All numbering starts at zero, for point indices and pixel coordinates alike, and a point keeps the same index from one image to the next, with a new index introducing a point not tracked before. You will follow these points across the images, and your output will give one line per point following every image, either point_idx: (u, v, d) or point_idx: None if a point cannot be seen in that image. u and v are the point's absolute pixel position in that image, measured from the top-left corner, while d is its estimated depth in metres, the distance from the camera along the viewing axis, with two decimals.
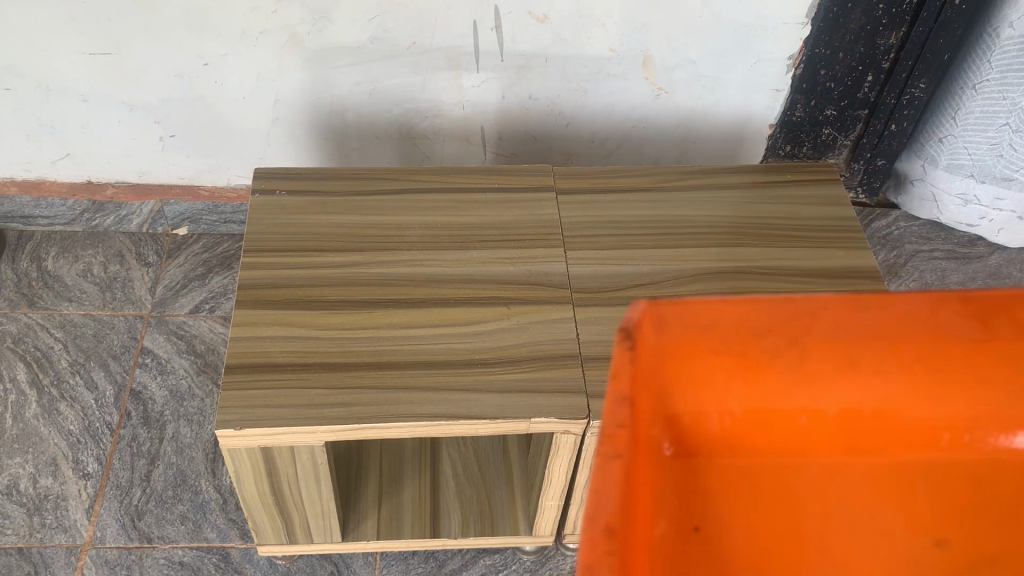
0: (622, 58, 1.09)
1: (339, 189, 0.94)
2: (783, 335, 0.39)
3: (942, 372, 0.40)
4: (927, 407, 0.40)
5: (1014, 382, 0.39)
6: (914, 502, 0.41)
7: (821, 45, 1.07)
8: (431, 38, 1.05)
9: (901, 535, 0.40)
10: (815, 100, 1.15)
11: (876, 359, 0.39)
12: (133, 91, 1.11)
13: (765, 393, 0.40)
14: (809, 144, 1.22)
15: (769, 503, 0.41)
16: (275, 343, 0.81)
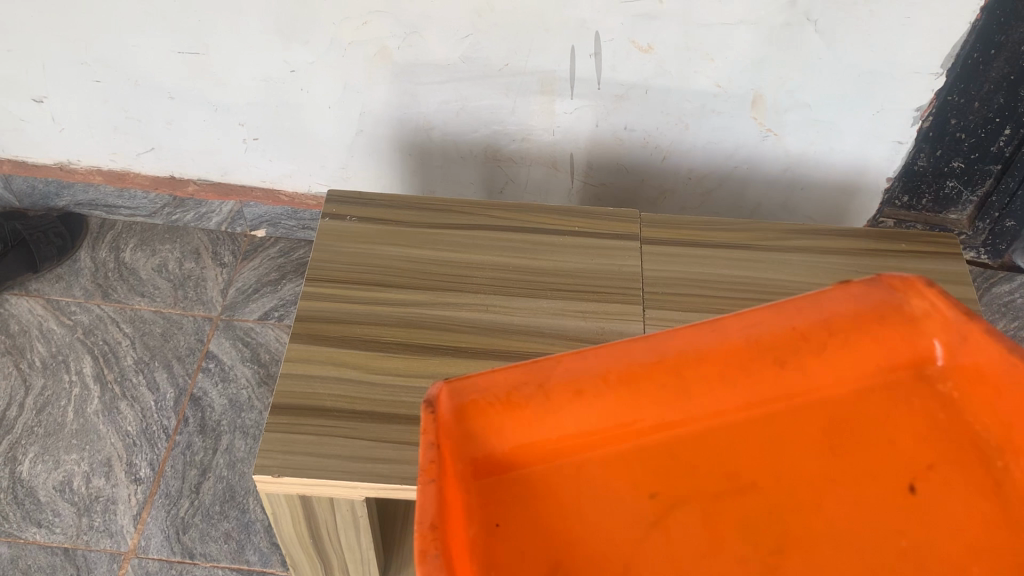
0: (730, 95, 1.00)
1: (411, 220, 0.89)
2: (532, 375, 0.47)
3: (652, 389, 0.47)
4: (656, 419, 0.47)
5: (721, 383, 0.47)
6: (672, 500, 0.45)
7: (955, 92, 0.95)
8: (525, 61, 0.99)
9: (657, 541, 0.43)
10: (940, 150, 1.02)
11: (601, 384, 0.47)
12: (219, 93, 1.09)
13: (529, 429, 0.46)
14: (929, 196, 1.08)
15: (544, 524, 0.44)
16: (326, 384, 0.76)
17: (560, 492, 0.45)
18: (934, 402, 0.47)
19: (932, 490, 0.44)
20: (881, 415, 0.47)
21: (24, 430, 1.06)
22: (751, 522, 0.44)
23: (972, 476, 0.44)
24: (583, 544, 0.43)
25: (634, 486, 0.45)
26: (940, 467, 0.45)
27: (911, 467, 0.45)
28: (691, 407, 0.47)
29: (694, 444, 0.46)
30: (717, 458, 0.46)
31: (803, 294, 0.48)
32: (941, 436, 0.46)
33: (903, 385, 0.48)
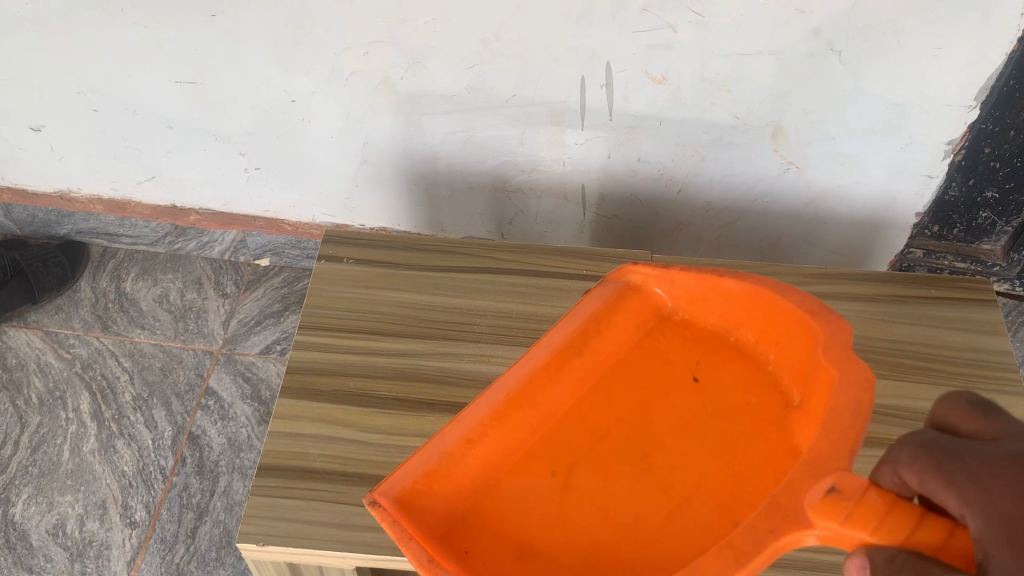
0: (748, 126, 0.95)
1: (410, 262, 0.85)
2: (434, 448, 0.63)
3: (508, 415, 0.65)
4: (523, 432, 0.64)
5: (548, 389, 0.67)
6: (566, 476, 0.62)
7: (989, 120, 0.86)
8: (533, 91, 0.95)
9: (580, 507, 0.60)
10: (973, 179, 0.92)
11: (475, 428, 0.64)
12: (219, 123, 1.05)
13: (450, 480, 0.61)
14: (960, 227, 0.98)
15: (501, 534, 0.59)
16: (317, 444, 0.72)
17: (493, 496, 0.61)
18: (680, 328, 0.70)
19: (710, 380, 0.66)
20: (660, 358, 0.69)
21: (19, 470, 1.04)
22: (624, 454, 0.63)
23: (728, 353, 0.67)
24: (532, 519, 0.60)
25: (534, 468, 0.63)
26: (709, 362, 0.67)
27: (691, 374, 0.67)
28: (535, 408, 0.66)
29: (554, 431, 0.65)
30: (572, 424, 0.65)
31: (568, 315, 0.71)
32: (698, 344, 0.69)
33: (661, 334, 0.70)
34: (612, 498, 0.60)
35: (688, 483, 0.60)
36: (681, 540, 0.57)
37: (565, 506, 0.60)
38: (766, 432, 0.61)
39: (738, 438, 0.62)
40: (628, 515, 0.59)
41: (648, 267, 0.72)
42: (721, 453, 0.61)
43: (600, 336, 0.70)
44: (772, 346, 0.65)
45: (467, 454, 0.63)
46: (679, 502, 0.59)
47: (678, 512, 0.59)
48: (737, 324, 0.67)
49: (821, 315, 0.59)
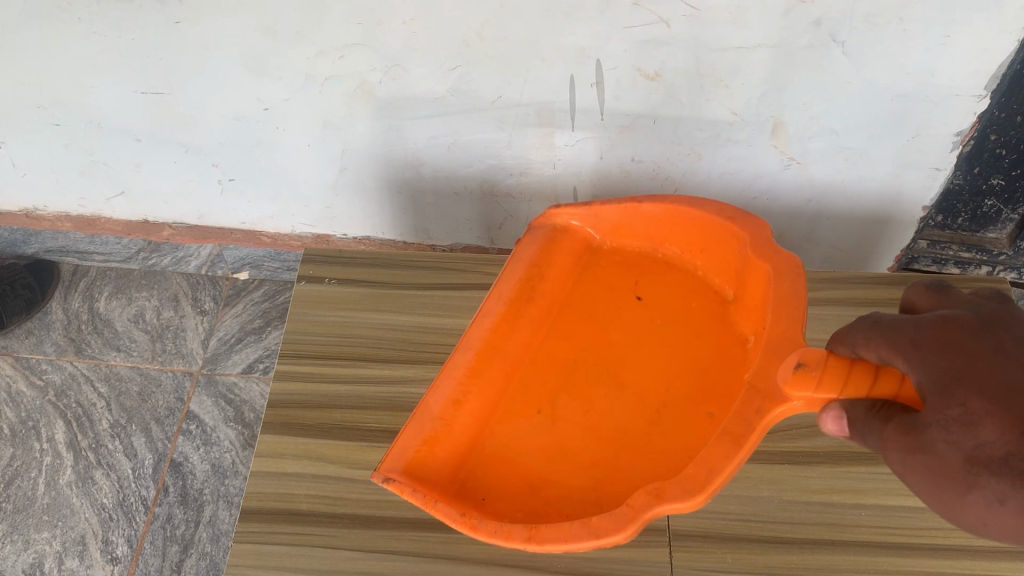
0: (747, 122, 0.89)
1: (394, 280, 0.80)
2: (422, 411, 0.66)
3: (486, 367, 0.68)
4: (499, 381, 0.68)
5: (513, 333, 0.70)
6: (549, 408, 0.67)
7: (997, 106, 0.82)
8: (520, 93, 0.89)
9: (571, 432, 0.65)
10: (979, 166, 0.89)
11: (457, 388, 0.67)
12: (188, 134, 0.99)
13: (450, 441, 0.65)
14: (965, 214, 0.96)
15: (511, 473, 0.64)
16: (303, 483, 0.68)
17: (492, 443, 0.66)
18: (613, 256, 0.75)
19: (653, 299, 0.72)
20: (607, 287, 0.74)
21: None
22: (596, 376, 0.68)
23: (664, 266, 0.73)
24: (532, 456, 0.65)
25: (519, 409, 0.67)
26: (647, 283, 0.73)
27: (635, 293, 0.72)
28: (507, 355, 0.69)
29: (527, 372, 0.69)
30: (542, 361, 0.70)
31: (510, 269, 0.73)
32: (638, 267, 0.74)
33: (601, 269, 0.75)
34: (596, 416, 0.66)
35: (660, 392, 0.66)
36: (663, 442, 0.62)
37: (556, 434, 0.65)
38: (717, 325, 0.68)
39: (694, 341, 0.68)
40: (617, 432, 0.65)
41: (570, 207, 0.75)
42: (676, 355, 0.67)
43: (548, 279, 0.73)
44: (700, 254, 0.72)
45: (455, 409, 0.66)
46: (657, 408, 0.65)
47: (658, 418, 0.64)
48: (665, 239, 0.73)
49: (739, 220, 0.67)
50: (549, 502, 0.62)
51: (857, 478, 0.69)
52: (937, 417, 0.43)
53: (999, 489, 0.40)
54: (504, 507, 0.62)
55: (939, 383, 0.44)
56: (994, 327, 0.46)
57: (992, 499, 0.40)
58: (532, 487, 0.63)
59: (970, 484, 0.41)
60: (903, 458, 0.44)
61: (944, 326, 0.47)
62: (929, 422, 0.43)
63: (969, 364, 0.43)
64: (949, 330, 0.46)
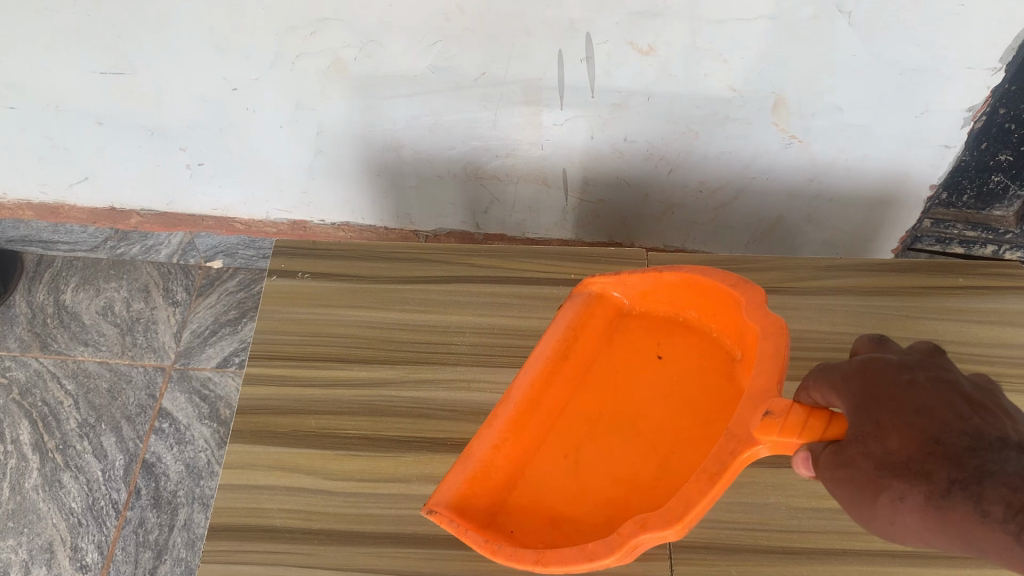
0: (746, 99, 0.84)
1: (373, 273, 0.75)
2: (463, 455, 0.62)
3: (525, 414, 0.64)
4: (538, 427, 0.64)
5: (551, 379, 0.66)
6: (580, 455, 0.62)
7: (1009, 78, 0.76)
8: (505, 69, 0.83)
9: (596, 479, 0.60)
10: (986, 142, 0.84)
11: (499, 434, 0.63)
12: (152, 117, 0.93)
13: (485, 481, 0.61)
14: (970, 192, 0.91)
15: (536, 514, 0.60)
16: (276, 497, 0.63)
17: (523, 483, 0.62)
18: (641, 318, 0.68)
19: (674, 355, 0.65)
20: (630, 345, 0.67)
21: None
22: (615, 426, 0.63)
23: (686, 331, 0.66)
24: (557, 495, 0.60)
25: (547, 452, 0.63)
26: (671, 341, 0.66)
27: (656, 352, 0.66)
28: (546, 401, 0.65)
29: (565, 418, 0.64)
30: (573, 409, 0.65)
31: (559, 318, 0.69)
32: (667, 324, 0.67)
33: (628, 327, 0.68)
34: (612, 462, 0.61)
35: (672, 441, 0.60)
36: (670, 491, 0.57)
37: (583, 478, 0.61)
38: (729, 387, 0.61)
39: (710, 399, 0.61)
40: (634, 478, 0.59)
41: (602, 275, 0.68)
42: (688, 410, 0.61)
43: (581, 341, 0.67)
44: (714, 318, 0.64)
45: (492, 450, 0.62)
46: (668, 454, 0.60)
47: (668, 462, 0.59)
48: (681, 303, 0.66)
49: (740, 286, 0.60)
50: (567, 537, 0.58)
51: None
52: (855, 435, 0.45)
53: (901, 488, 0.41)
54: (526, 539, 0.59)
55: (860, 402, 0.45)
56: (919, 361, 0.47)
57: (896, 499, 0.42)
58: (553, 523, 0.59)
59: (877, 487, 0.42)
60: (826, 471, 0.45)
61: (871, 358, 0.48)
62: (849, 437, 0.45)
63: (887, 384, 0.45)
64: (874, 360, 0.48)
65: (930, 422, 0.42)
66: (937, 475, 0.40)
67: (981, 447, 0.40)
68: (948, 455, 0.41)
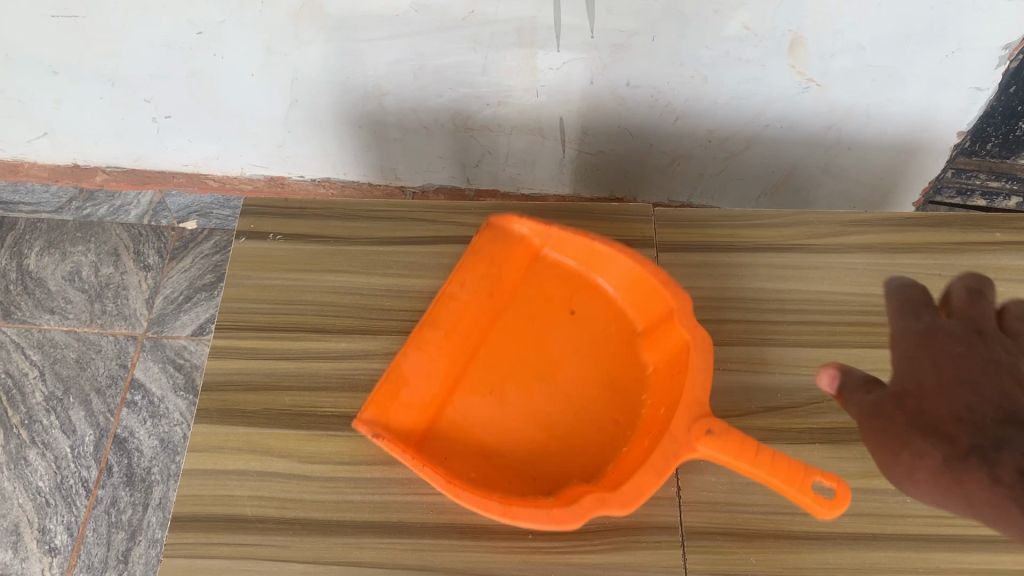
0: (760, 38, 0.77)
1: (352, 233, 0.68)
2: (389, 376, 0.57)
3: (449, 350, 0.59)
4: (459, 364, 0.59)
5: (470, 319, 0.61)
6: (503, 398, 0.59)
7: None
8: (495, 8, 0.75)
9: (518, 425, 0.58)
10: (1017, 85, 0.77)
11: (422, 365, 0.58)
12: (110, 66, 0.85)
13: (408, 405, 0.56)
14: (995, 139, 0.84)
15: (463, 447, 0.57)
16: (245, 483, 0.57)
17: (444, 415, 0.58)
18: (553, 266, 0.64)
19: (585, 309, 0.63)
20: (541, 291, 0.63)
21: None
22: (531, 375, 0.60)
23: (594, 286, 0.63)
24: (481, 429, 0.58)
25: (467, 388, 0.59)
26: (580, 293, 0.63)
27: (566, 304, 0.63)
28: (465, 340, 0.60)
29: (484, 359, 0.60)
30: (485, 353, 0.61)
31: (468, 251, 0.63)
32: (575, 277, 0.64)
33: (540, 274, 0.64)
34: (531, 411, 0.58)
35: (591, 401, 0.59)
36: (598, 456, 0.56)
37: (500, 420, 0.58)
38: (637, 359, 0.60)
39: (622, 370, 0.60)
40: (560, 432, 0.58)
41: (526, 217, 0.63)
42: (603, 376, 0.60)
43: (499, 287, 0.63)
44: (626, 288, 0.62)
45: (419, 377, 0.57)
46: (587, 414, 0.58)
47: (588, 423, 0.58)
48: (593, 262, 0.63)
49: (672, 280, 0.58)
50: (498, 473, 0.56)
51: None
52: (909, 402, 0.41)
53: (925, 449, 0.38)
54: (456, 467, 0.55)
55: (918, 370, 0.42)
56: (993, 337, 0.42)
57: (917, 457, 0.38)
58: (480, 455, 0.56)
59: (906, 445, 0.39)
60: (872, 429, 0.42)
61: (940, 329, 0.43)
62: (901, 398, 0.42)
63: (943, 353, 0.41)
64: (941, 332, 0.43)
65: (969, 390, 0.38)
66: (958, 439, 0.36)
67: (1012, 419, 0.36)
68: (976, 423, 0.36)
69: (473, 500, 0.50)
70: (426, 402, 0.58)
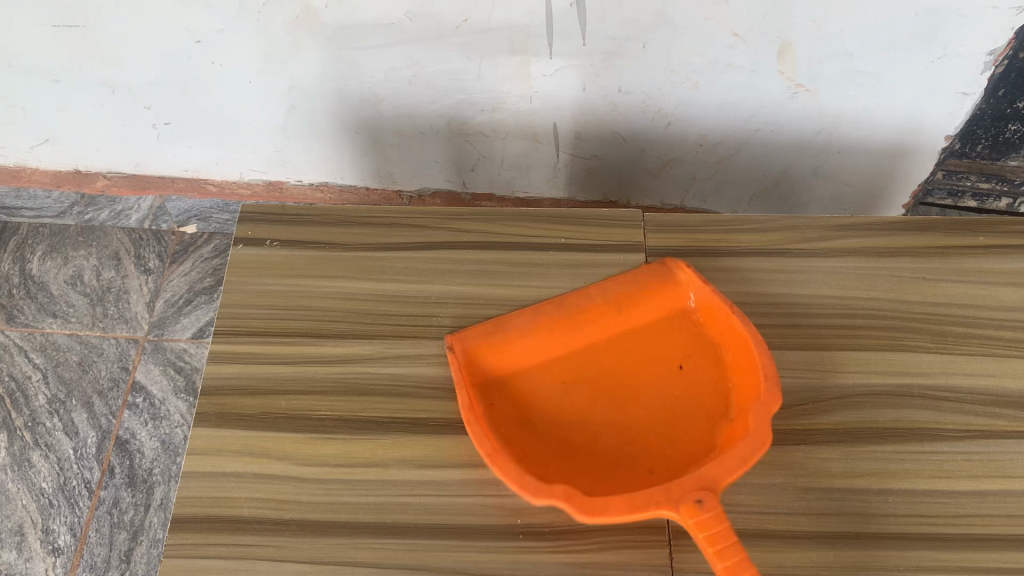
0: (749, 44, 0.78)
1: (347, 239, 0.70)
2: (493, 324, 0.64)
3: (561, 331, 0.64)
4: (564, 344, 0.64)
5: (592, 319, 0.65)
6: (574, 391, 0.62)
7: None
8: (489, 16, 0.76)
9: (571, 419, 0.61)
10: (1003, 88, 0.78)
11: (531, 333, 0.64)
12: (111, 73, 0.86)
13: (505, 358, 0.63)
14: (985, 142, 0.85)
15: (520, 417, 0.61)
16: (243, 485, 0.58)
17: (522, 385, 0.62)
18: (694, 325, 0.64)
19: (693, 374, 0.62)
20: (668, 338, 0.64)
21: None
22: (606, 386, 0.62)
23: (716, 363, 0.62)
24: (542, 408, 0.61)
25: (554, 372, 0.63)
26: (699, 361, 0.63)
27: (679, 359, 0.63)
28: (571, 331, 0.64)
29: (585, 353, 0.64)
30: (580, 352, 0.64)
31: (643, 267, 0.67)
32: (708, 345, 0.63)
33: (679, 326, 0.64)
34: (590, 419, 0.61)
35: (653, 437, 0.60)
36: (615, 475, 0.58)
37: (564, 410, 0.61)
38: (711, 436, 0.59)
39: (694, 437, 0.59)
40: (599, 443, 0.60)
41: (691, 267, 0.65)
42: (671, 424, 0.60)
43: (634, 304, 0.65)
44: (739, 375, 0.61)
45: (517, 335, 0.63)
46: (636, 441, 0.60)
47: (628, 450, 0.59)
48: (729, 340, 0.62)
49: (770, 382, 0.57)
50: (526, 447, 0.59)
51: (881, 459, 0.60)
52: None
53: None
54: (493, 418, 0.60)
55: None
56: None
57: None
58: (523, 423, 0.61)
59: None
60: None
61: None
62: None
63: None
64: None
65: None
66: None
67: None
68: None
69: (473, 433, 0.57)
70: (522, 364, 0.63)
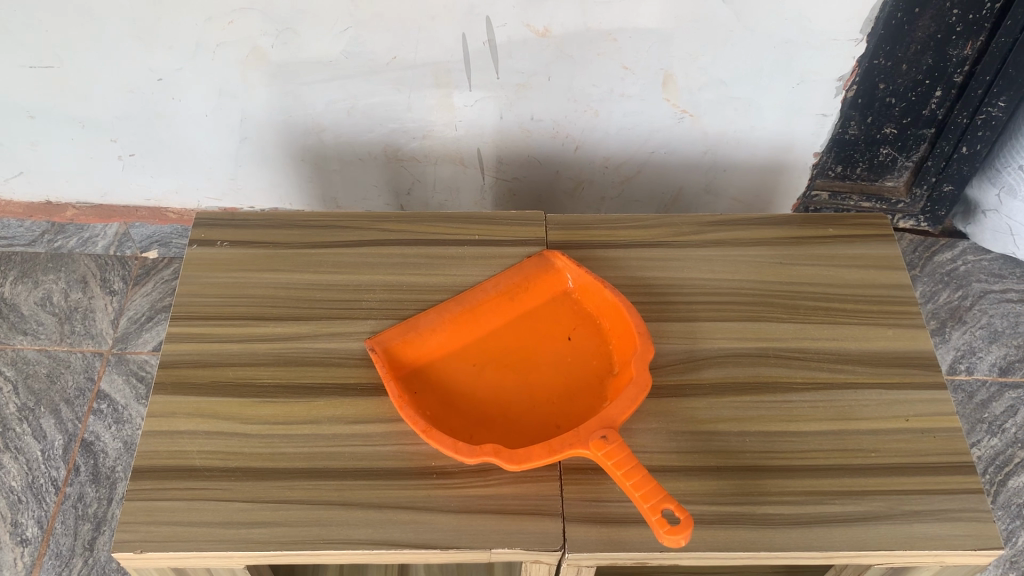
0: (637, 77, 0.91)
1: (289, 240, 0.81)
2: (404, 324, 0.74)
3: (465, 322, 0.74)
4: (468, 334, 0.74)
5: (490, 310, 0.75)
6: (483, 368, 0.72)
7: (881, 55, 0.90)
8: (414, 53, 0.89)
9: (484, 391, 0.71)
10: (871, 117, 0.97)
11: (438, 325, 0.74)
12: (81, 109, 0.97)
13: (418, 349, 0.73)
14: (862, 164, 1.04)
15: (438, 393, 0.70)
16: (194, 440, 0.68)
17: (435, 367, 0.72)
18: (575, 303, 0.76)
19: (581, 343, 0.74)
20: (555, 316, 0.75)
21: None
22: (511, 362, 0.72)
23: (596, 330, 0.74)
24: (457, 386, 0.71)
25: (462, 355, 0.73)
26: (583, 331, 0.74)
27: (566, 332, 0.74)
28: (474, 321, 0.75)
29: (486, 337, 0.74)
30: (483, 338, 0.74)
31: (528, 261, 0.78)
32: (588, 317, 0.75)
33: (564, 306, 0.76)
34: (500, 389, 0.71)
35: (553, 397, 0.70)
36: (529, 435, 0.68)
37: (476, 385, 0.71)
38: (602, 390, 0.70)
39: (589, 392, 0.70)
40: (511, 411, 0.69)
41: (567, 254, 0.77)
42: (570, 385, 0.71)
43: (525, 292, 0.76)
44: (618, 336, 0.73)
45: (427, 330, 0.73)
46: (543, 404, 0.70)
47: (538, 412, 0.69)
48: (605, 310, 0.74)
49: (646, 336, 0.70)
50: (447, 419, 0.69)
51: (741, 406, 0.71)
52: None
53: None
54: (419, 401, 0.70)
55: None
56: None
57: None
58: (444, 401, 0.70)
59: None
60: None
61: None
62: None
63: None
64: None
65: None
66: None
67: None
68: None
69: (408, 413, 0.66)
70: (431, 352, 0.73)
